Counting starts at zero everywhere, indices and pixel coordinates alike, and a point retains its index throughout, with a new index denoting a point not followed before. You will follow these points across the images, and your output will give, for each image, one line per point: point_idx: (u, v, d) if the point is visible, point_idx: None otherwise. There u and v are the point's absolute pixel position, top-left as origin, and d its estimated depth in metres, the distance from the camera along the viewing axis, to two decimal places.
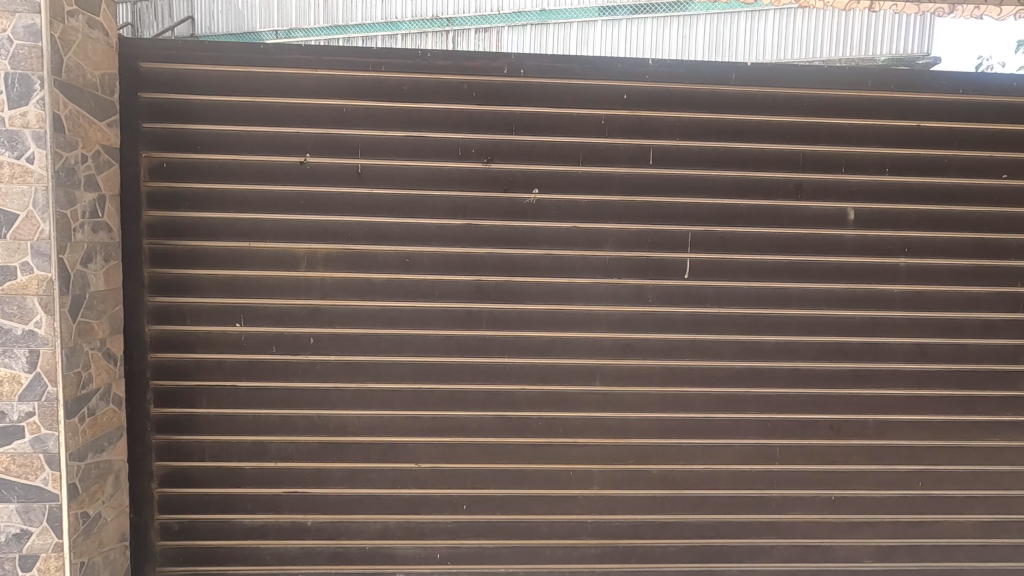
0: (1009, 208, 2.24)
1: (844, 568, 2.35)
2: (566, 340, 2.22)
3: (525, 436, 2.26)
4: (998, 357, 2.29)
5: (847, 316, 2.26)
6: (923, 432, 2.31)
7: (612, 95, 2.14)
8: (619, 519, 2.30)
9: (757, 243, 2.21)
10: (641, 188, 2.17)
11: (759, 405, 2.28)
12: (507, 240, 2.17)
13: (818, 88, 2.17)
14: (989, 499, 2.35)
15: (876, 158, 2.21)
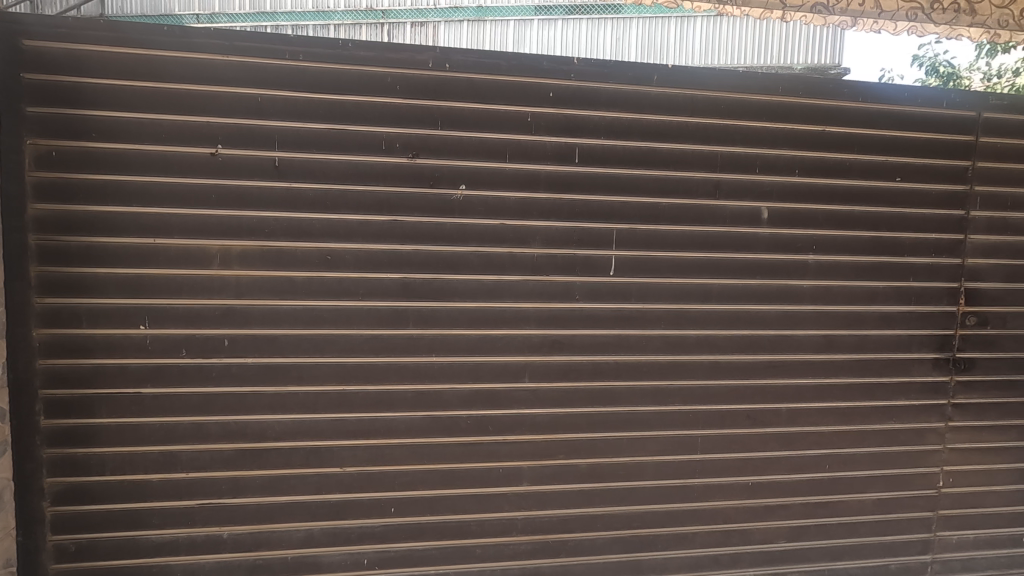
0: (903, 209, 2.42)
1: (761, 549, 2.48)
2: (496, 337, 2.22)
3: (455, 436, 2.23)
4: (894, 346, 2.47)
5: (761, 314, 2.37)
6: (830, 418, 2.46)
7: (539, 93, 2.14)
8: (550, 514, 2.32)
9: (679, 241, 2.28)
10: (568, 186, 2.19)
11: (683, 398, 2.36)
12: (434, 237, 2.13)
13: (734, 92, 2.26)
14: (889, 478, 2.54)
15: (787, 161, 2.32)
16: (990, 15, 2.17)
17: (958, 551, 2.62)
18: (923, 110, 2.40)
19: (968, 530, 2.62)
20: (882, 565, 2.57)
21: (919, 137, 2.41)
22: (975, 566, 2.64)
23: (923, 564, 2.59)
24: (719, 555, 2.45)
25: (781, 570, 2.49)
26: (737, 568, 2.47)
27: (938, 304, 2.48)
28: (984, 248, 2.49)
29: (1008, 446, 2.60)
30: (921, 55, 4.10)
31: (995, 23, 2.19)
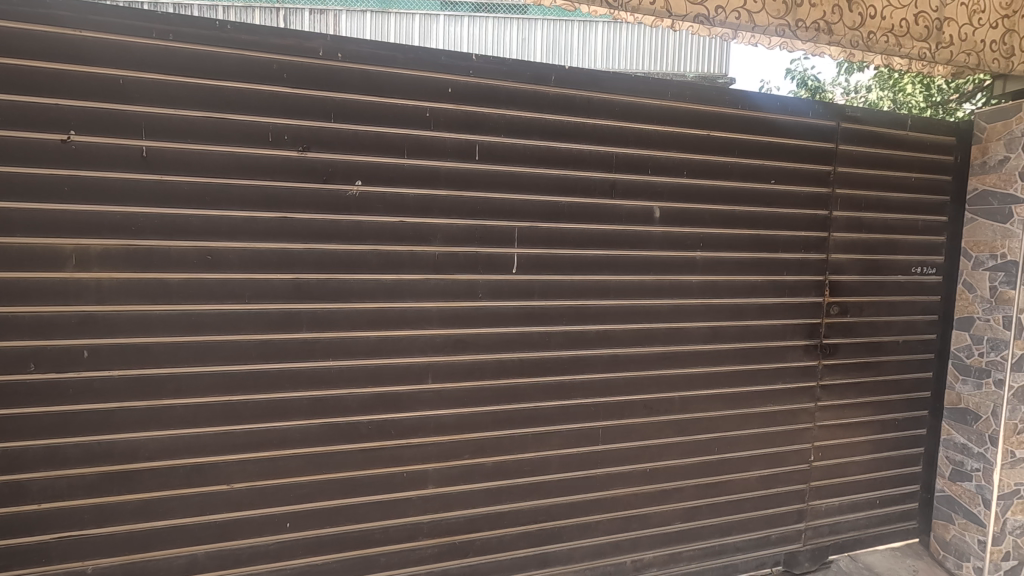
0: (778, 209, 2.64)
1: (659, 531, 2.61)
2: (398, 338, 2.15)
3: (356, 442, 2.14)
4: (771, 334, 2.70)
5: (655, 309, 2.49)
6: (718, 404, 2.64)
7: (438, 88, 2.10)
8: (456, 515, 2.30)
9: (578, 238, 2.33)
10: (469, 183, 2.16)
11: (585, 391, 2.42)
12: (328, 235, 2.02)
13: (627, 96, 2.35)
14: (769, 456, 2.76)
15: (676, 163, 2.45)
16: (844, 36, 2.37)
17: (827, 517, 2.91)
18: (793, 119, 2.63)
19: (835, 498, 2.92)
20: (763, 535, 2.79)
21: (790, 144, 2.64)
22: (840, 529, 2.94)
23: (799, 532, 2.85)
24: (621, 541, 2.55)
25: (677, 549, 2.64)
26: (637, 552, 2.58)
27: (808, 296, 2.74)
28: (845, 244, 2.77)
29: (865, 420, 2.93)
30: (793, 69, 4.50)
31: (849, 43, 2.39)
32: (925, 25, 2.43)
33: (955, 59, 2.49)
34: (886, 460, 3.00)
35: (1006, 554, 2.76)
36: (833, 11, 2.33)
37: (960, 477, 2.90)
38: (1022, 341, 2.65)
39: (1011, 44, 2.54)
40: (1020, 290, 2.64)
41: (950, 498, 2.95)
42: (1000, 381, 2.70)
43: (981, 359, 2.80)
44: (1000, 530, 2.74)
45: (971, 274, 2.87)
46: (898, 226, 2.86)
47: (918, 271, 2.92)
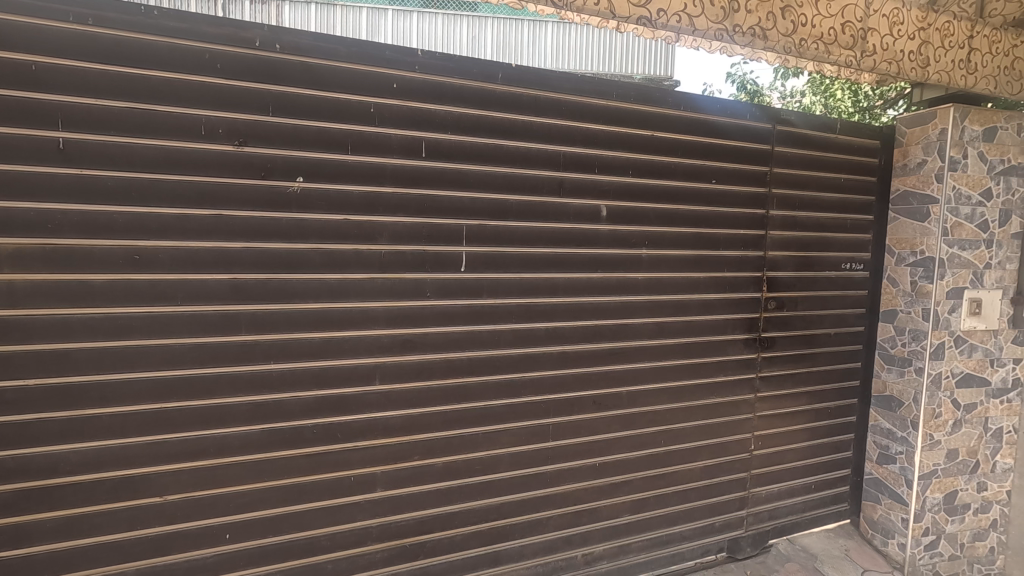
0: (718, 208, 2.73)
1: (609, 524, 2.66)
2: (343, 340, 2.09)
3: (300, 447, 2.07)
4: (713, 329, 2.79)
5: (603, 306, 2.53)
6: (663, 397, 2.71)
7: (383, 82, 2.06)
8: (406, 517, 2.26)
9: (527, 236, 2.34)
10: (416, 180, 2.13)
11: (535, 388, 2.44)
12: (268, 233, 1.94)
13: (574, 95, 2.38)
14: (712, 447, 2.86)
15: (622, 162, 2.50)
16: (778, 41, 2.46)
17: (766, 503, 3.04)
18: (732, 121, 2.73)
19: (773, 484, 3.05)
20: (708, 523, 2.89)
21: (729, 145, 2.73)
22: (779, 514, 3.08)
23: (741, 519, 2.97)
24: (572, 536, 2.58)
25: (625, 540, 2.70)
26: (588, 545, 2.62)
27: (747, 291, 2.85)
28: (781, 242, 2.90)
29: (800, 409, 3.08)
30: (734, 73, 4.68)
31: (782, 49, 2.49)
32: (851, 34, 2.57)
33: (878, 67, 2.64)
34: (819, 447, 3.16)
35: (926, 530, 2.93)
36: (768, 17, 2.43)
37: (886, 459, 3.10)
38: (938, 331, 2.85)
39: (927, 55, 2.70)
40: (937, 284, 2.83)
41: (877, 480, 3.16)
42: (920, 369, 2.90)
43: (903, 349, 3.00)
44: (921, 507, 2.93)
45: (895, 270, 3.07)
46: (828, 225, 3.02)
47: (847, 266, 3.09)
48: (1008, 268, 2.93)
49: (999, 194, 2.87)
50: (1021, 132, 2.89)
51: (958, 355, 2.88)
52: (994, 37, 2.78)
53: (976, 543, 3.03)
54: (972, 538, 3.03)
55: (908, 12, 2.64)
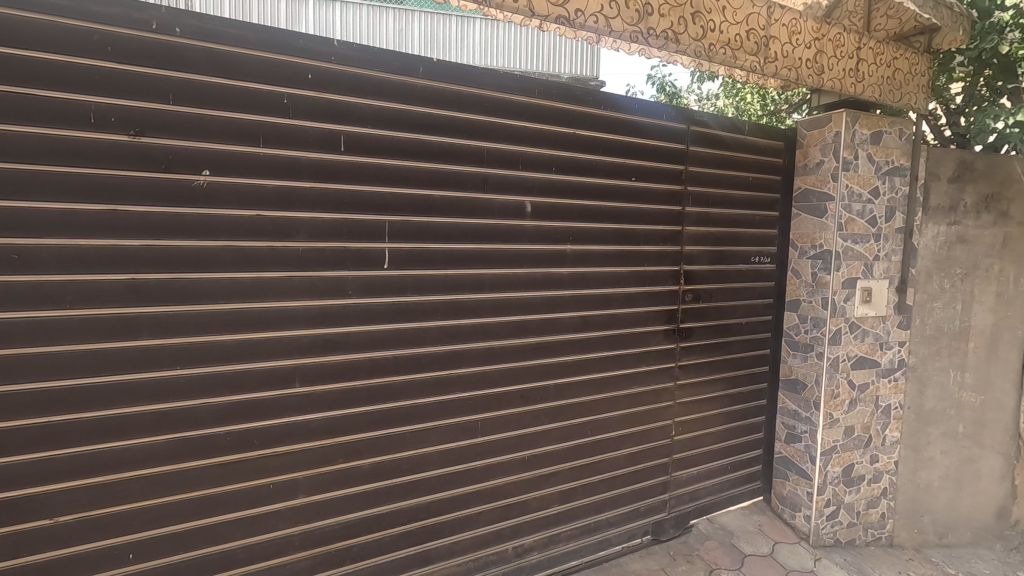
0: (638, 205, 2.83)
1: (538, 515, 2.70)
2: (259, 341, 1.99)
3: (213, 457, 1.95)
4: (635, 321, 2.90)
5: (529, 301, 2.56)
6: (589, 390, 2.78)
7: (296, 73, 1.97)
8: (330, 522, 2.19)
9: (452, 232, 2.32)
10: (335, 174, 2.06)
11: (463, 385, 2.43)
12: (171, 229, 1.81)
13: (496, 92, 2.39)
14: (636, 435, 2.97)
15: (546, 159, 2.54)
16: (689, 45, 2.58)
17: (687, 486, 3.19)
18: (649, 121, 2.84)
19: (693, 467, 3.21)
20: (633, 508, 3.00)
21: (647, 145, 2.84)
22: (699, 495, 3.25)
23: (664, 501, 3.10)
24: (502, 529, 2.60)
25: (554, 530, 2.75)
26: (518, 538, 2.65)
27: (666, 284, 2.97)
28: (696, 237, 3.05)
29: (717, 395, 3.25)
30: (654, 75, 4.87)
31: (693, 53, 2.60)
32: (755, 41, 2.72)
33: (779, 73, 2.83)
34: (734, 430, 3.35)
35: (828, 501, 3.18)
36: (679, 22, 2.53)
37: (793, 438, 3.33)
38: (836, 318, 3.09)
39: (822, 63, 2.91)
40: (834, 275, 3.08)
41: (785, 458, 3.38)
42: (821, 353, 3.14)
43: (805, 335, 3.24)
44: (823, 481, 3.17)
45: (798, 262, 3.30)
46: (739, 221, 3.21)
47: (756, 260, 3.30)
48: (893, 259, 3.23)
49: (885, 192, 3.16)
50: (902, 137, 3.19)
51: (853, 339, 3.14)
52: (878, 49, 3.05)
53: (870, 510, 3.32)
54: (867, 505, 3.31)
55: (804, 22, 2.84)
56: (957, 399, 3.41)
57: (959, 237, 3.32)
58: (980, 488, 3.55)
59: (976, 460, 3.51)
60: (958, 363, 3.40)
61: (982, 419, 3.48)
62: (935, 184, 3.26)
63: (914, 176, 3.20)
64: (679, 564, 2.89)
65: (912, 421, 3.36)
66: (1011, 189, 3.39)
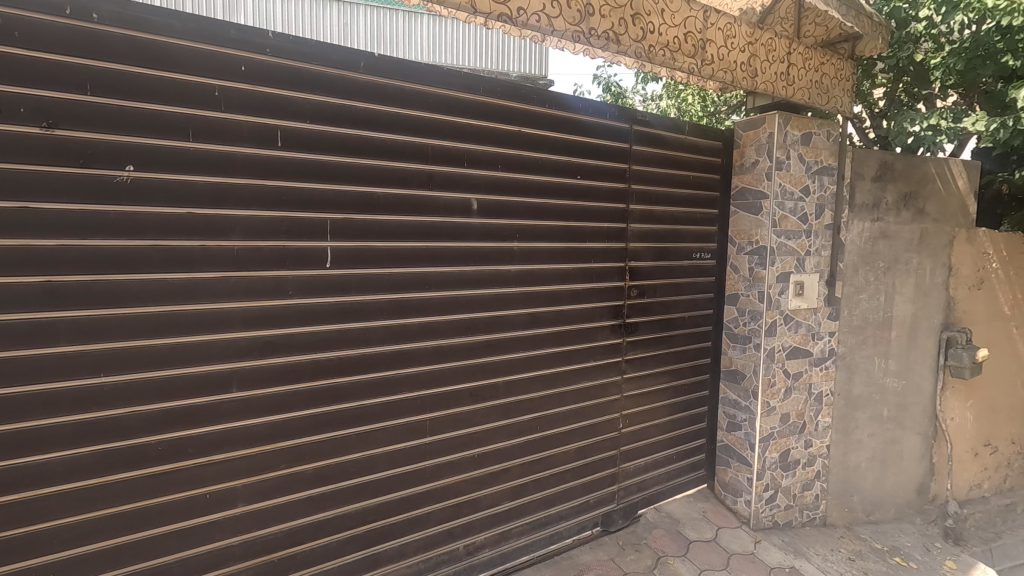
0: (583, 202, 2.88)
1: (489, 513, 2.71)
2: (191, 345, 1.90)
3: (142, 468, 1.84)
4: (582, 317, 2.94)
5: (476, 299, 2.56)
6: (537, 386, 2.81)
7: (228, 65, 1.89)
8: (273, 530, 2.12)
9: (397, 230, 2.29)
10: (271, 171, 1.99)
11: (411, 385, 2.40)
12: (91, 228, 1.70)
13: (440, 89, 2.37)
14: (584, 429, 3.02)
15: (491, 157, 2.54)
16: (630, 46, 2.64)
17: (634, 477, 3.28)
18: (593, 120, 2.89)
19: (640, 458, 3.30)
20: (582, 501, 3.05)
21: (591, 143, 2.89)
22: (646, 485, 3.34)
23: (612, 493, 3.17)
24: (453, 528, 2.60)
25: (505, 527, 2.77)
26: (469, 536, 2.65)
27: (612, 280, 3.04)
28: (640, 234, 3.12)
29: (662, 388, 3.35)
30: (600, 75, 4.96)
31: (634, 54, 2.66)
32: (692, 44, 2.81)
33: (715, 75, 2.93)
34: (678, 421, 3.46)
35: (766, 486, 3.33)
36: (619, 23, 2.58)
37: (733, 427, 3.47)
38: (772, 311, 3.24)
39: (755, 66, 3.03)
40: (769, 270, 3.22)
41: (727, 446, 3.52)
42: (758, 344, 3.28)
43: (744, 327, 3.38)
44: (761, 466, 3.32)
45: (736, 258, 3.44)
46: (681, 218, 3.31)
47: (698, 256, 3.42)
48: (823, 254, 3.40)
49: (815, 191, 3.32)
50: (830, 138, 3.36)
51: (787, 331, 3.30)
52: (807, 54, 3.20)
53: (805, 492, 3.49)
54: (802, 488, 3.48)
55: (738, 27, 2.94)
56: (881, 385, 3.64)
57: (882, 232, 3.55)
58: (903, 467, 3.80)
59: (899, 441, 3.76)
60: (882, 351, 3.63)
61: (904, 402, 3.73)
62: (860, 183, 3.46)
63: (841, 176, 3.38)
64: (628, 554, 2.96)
65: (841, 407, 3.57)
66: (927, 188, 3.64)
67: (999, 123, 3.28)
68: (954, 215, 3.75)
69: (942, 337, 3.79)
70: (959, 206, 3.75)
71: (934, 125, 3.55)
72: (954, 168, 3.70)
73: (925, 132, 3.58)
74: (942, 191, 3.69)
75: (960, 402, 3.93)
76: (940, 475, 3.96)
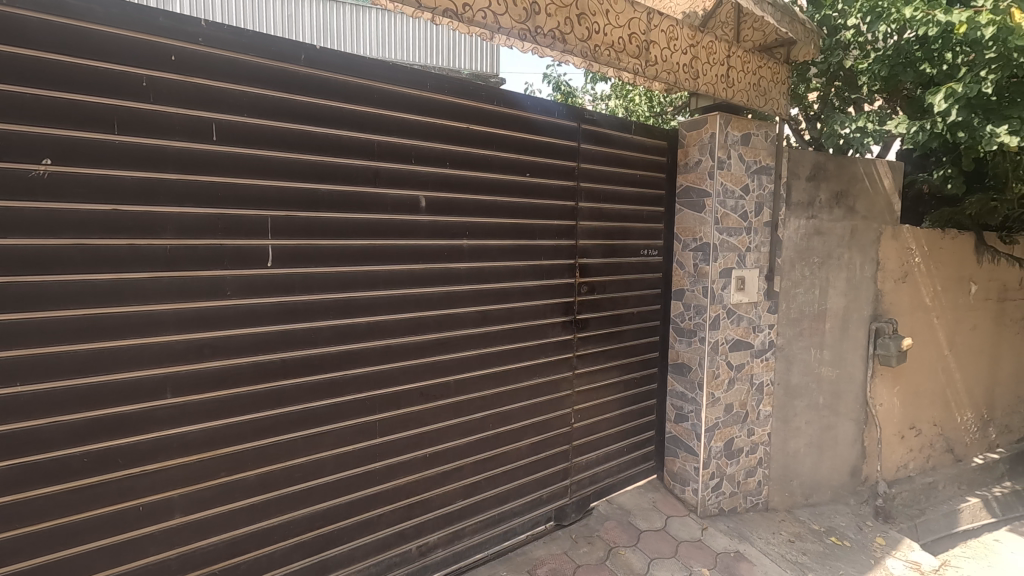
0: (532, 200, 2.89)
1: (441, 513, 2.69)
2: (119, 350, 1.79)
3: (67, 482, 1.72)
4: (532, 314, 2.96)
5: (425, 297, 2.53)
6: (489, 384, 2.81)
7: (156, 53, 1.80)
8: (213, 541, 2.03)
9: (342, 228, 2.24)
10: (207, 166, 1.91)
11: (358, 386, 2.36)
12: (2, 225, 1.57)
13: (384, 84, 2.33)
14: (536, 425, 3.04)
15: (439, 154, 2.52)
16: (576, 46, 2.67)
17: (586, 470, 3.33)
18: (541, 119, 2.91)
19: (592, 452, 3.35)
20: (535, 497, 3.07)
21: (539, 141, 2.91)
22: (598, 478, 3.40)
23: (565, 487, 3.21)
24: (404, 530, 2.56)
25: (458, 526, 2.76)
26: (421, 536, 2.63)
27: (562, 277, 3.07)
28: (589, 232, 3.16)
29: (612, 382, 3.41)
30: (550, 74, 5.00)
31: (580, 53, 2.70)
32: (636, 45, 2.87)
33: (659, 76, 3.00)
34: (628, 414, 3.54)
35: (712, 474, 3.44)
36: (565, 22, 2.61)
37: (681, 418, 3.58)
38: (715, 305, 3.35)
39: (697, 68, 3.13)
40: (712, 266, 3.33)
41: (675, 437, 3.62)
42: (703, 338, 3.39)
43: (689, 322, 3.48)
44: (707, 455, 3.43)
45: (681, 255, 3.54)
46: (629, 216, 3.38)
47: (645, 253, 3.50)
48: (763, 250, 3.54)
49: (754, 189, 3.46)
50: (768, 139, 3.50)
51: (730, 324, 3.42)
52: (746, 58, 3.32)
53: (749, 479, 3.63)
54: (746, 475, 3.62)
55: (681, 29, 3.02)
56: (817, 374, 3.84)
57: (817, 229, 3.73)
58: (838, 452, 4.02)
59: (834, 427, 3.97)
60: (818, 342, 3.82)
61: (838, 390, 3.94)
62: (796, 182, 3.63)
63: (778, 176, 3.53)
64: (581, 546, 3.01)
65: (781, 396, 3.73)
66: (856, 187, 3.85)
67: (918, 126, 3.49)
68: (881, 213, 3.99)
69: (872, 328, 4.02)
70: (886, 204, 3.99)
71: (861, 127, 3.78)
72: (880, 169, 3.94)
73: (854, 134, 3.80)
74: (870, 190, 3.91)
75: (887, 388, 4.19)
76: (871, 458, 4.21)
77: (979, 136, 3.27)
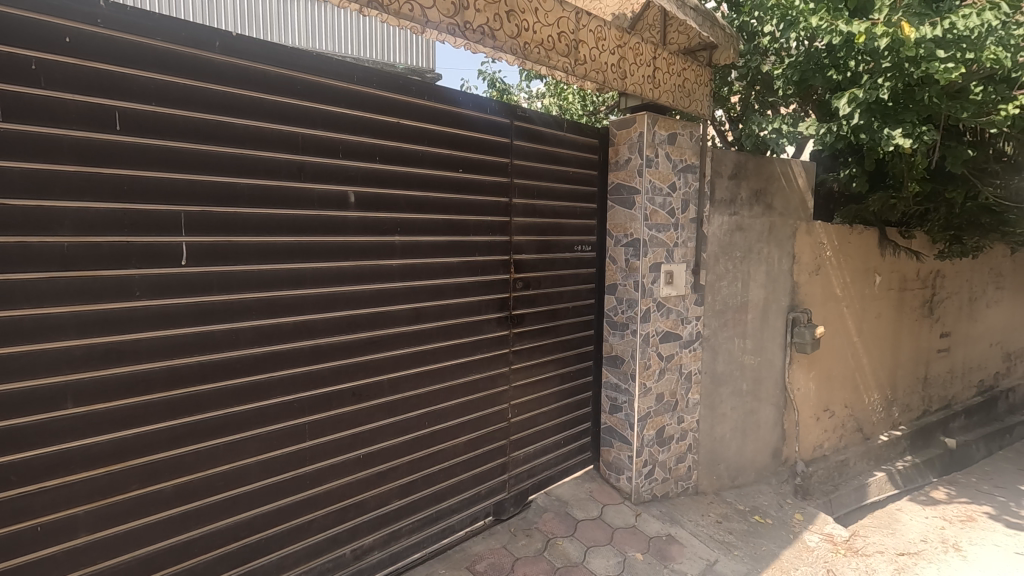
0: (465, 196, 2.88)
1: (375, 514, 2.64)
2: (10, 357, 1.64)
3: None
4: (467, 311, 2.95)
5: (355, 295, 2.47)
6: (423, 381, 2.78)
7: (46, 34, 1.65)
8: (125, 559, 1.90)
9: (264, 224, 2.15)
10: (110, 157, 1.78)
11: (285, 388, 2.27)
12: None
13: (308, 75, 2.25)
14: (473, 421, 3.04)
15: (367, 148, 2.46)
16: (505, 42, 2.68)
17: (524, 464, 3.36)
18: (473, 115, 2.90)
19: (529, 446, 3.39)
20: (474, 493, 3.08)
21: (471, 137, 2.90)
22: (536, 471, 3.44)
23: (503, 481, 3.23)
24: (337, 534, 2.50)
25: (394, 527, 2.72)
26: (356, 540, 2.57)
27: (497, 273, 3.08)
28: (522, 228, 3.19)
29: (548, 376, 3.46)
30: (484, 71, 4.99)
31: (510, 50, 2.71)
32: (566, 43, 2.92)
33: (588, 75, 3.06)
34: (565, 407, 3.61)
35: (645, 462, 3.56)
36: (495, 18, 2.63)
37: (615, 409, 3.68)
38: (645, 298, 3.47)
39: (625, 69, 3.20)
40: (642, 260, 3.44)
41: (610, 427, 3.72)
42: (634, 330, 3.49)
43: (622, 315, 3.59)
44: (640, 444, 3.54)
45: (613, 250, 3.64)
46: (561, 212, 3.43)
47: (579, 248, 3.57)
48: (689, 245, 3.70)
49: (681, 187, 3.60)
50: (693, 138, 3.65)
51: (659, 317, 3.55)
52: (671, 60, 3.45)
53: (679, 465, 3.79)
54: (677, 461, 3.77)
55: (609, 30, 3.10)
56: (740, 363, 4.06)
57: (738, 225, 3.93)
58: (760, 435, 4.26)
59: (756, 412, 4.20)
60: (740, 332, 4.03)
61: (759, 377, 4.18)
62: (719, 181, 3.80)
63: (702, 174, 3.68)
64: (519, 539, 3.04)
65: (707, 384, 3.91)
66: (773, 186, 4.09)
67: (826, 129, 3.75)
68: (795, 210, 4.25)
69: (789, 318, 4.29)
70: (799, 202, 4.26)
71: (777, 128, 3.98)
72: (795, 169, 4.19)
73: (771, 135, 4.00)
74: (785, 189, 4.16)
75: (803, 374, 4.48)
76: (790, 440, 4.49)
77: (877, 138, 3.56)
